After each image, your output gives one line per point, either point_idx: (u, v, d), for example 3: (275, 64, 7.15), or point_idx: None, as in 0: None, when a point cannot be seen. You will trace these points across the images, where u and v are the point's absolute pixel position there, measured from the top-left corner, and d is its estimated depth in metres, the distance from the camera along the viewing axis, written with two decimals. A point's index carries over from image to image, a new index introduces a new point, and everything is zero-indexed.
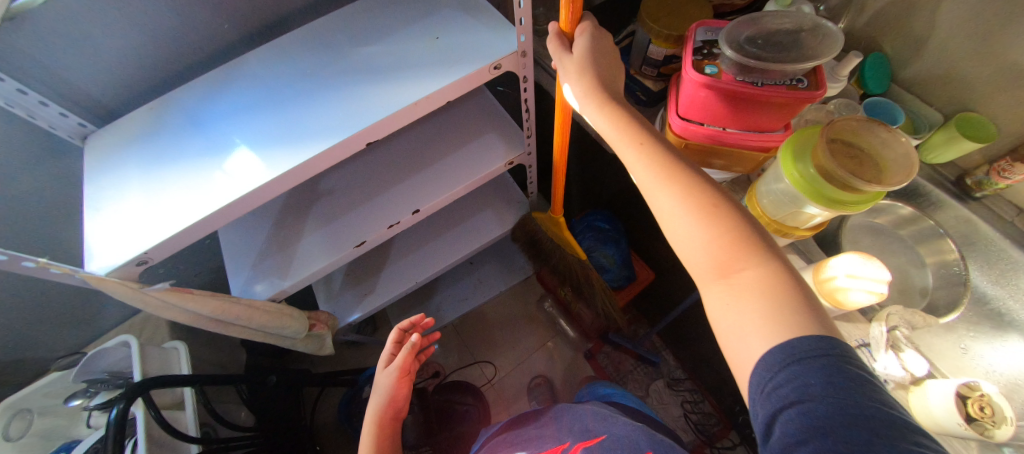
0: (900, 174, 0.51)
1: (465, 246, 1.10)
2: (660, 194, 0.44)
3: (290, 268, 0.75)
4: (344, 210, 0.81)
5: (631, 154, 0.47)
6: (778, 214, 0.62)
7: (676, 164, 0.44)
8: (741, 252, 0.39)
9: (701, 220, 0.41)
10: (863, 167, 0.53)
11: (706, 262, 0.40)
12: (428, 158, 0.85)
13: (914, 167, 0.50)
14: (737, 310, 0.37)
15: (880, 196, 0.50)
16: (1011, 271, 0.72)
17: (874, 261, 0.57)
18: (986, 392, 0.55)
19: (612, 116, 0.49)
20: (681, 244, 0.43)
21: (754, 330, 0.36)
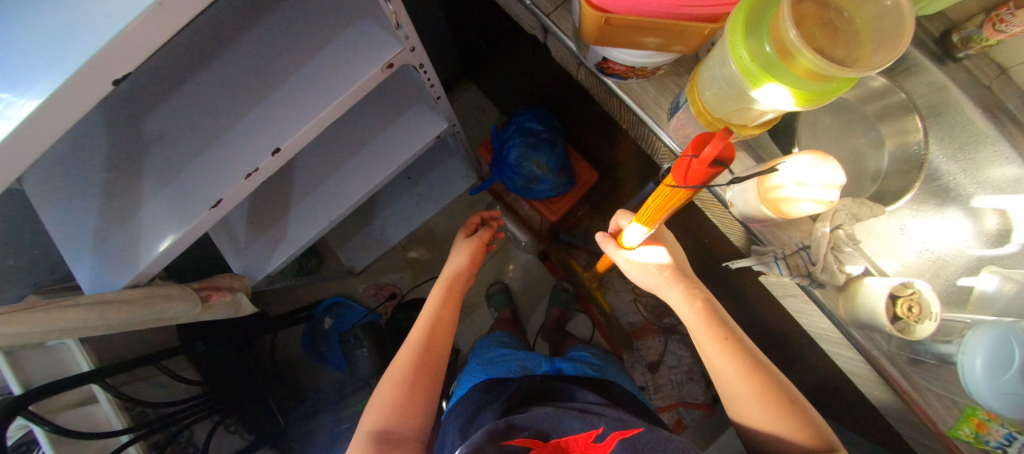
0: (882, 50, 0.37)
1: (381, 171, 0.92)
2: (702, 331, 0.57)
3: (139, 244, 0.60)
4: (185, 159, 0.61)
5: (680, 298, 0.59)
6: (723, 112, 0.49)
7: (713, 310, 0.57)
8: (758, 375, 0.52)
9: (732, 355, 0.54)
10: (840, 41, 0.38)
11: (736, 382, 0.53)
12: (274, 72, 0.61)
13: (905, 38, 0.35)
14: (756, 411, 0.50)
15: (849, 83, 0.37)
16: (971, 145, 0.66)
17: (830, 161, 0.46)
18: (919, 289, 0.52)
19: (662, 268, 0.60)
20: (714, 367, 0.56)
21: (763, 421, 0.49)
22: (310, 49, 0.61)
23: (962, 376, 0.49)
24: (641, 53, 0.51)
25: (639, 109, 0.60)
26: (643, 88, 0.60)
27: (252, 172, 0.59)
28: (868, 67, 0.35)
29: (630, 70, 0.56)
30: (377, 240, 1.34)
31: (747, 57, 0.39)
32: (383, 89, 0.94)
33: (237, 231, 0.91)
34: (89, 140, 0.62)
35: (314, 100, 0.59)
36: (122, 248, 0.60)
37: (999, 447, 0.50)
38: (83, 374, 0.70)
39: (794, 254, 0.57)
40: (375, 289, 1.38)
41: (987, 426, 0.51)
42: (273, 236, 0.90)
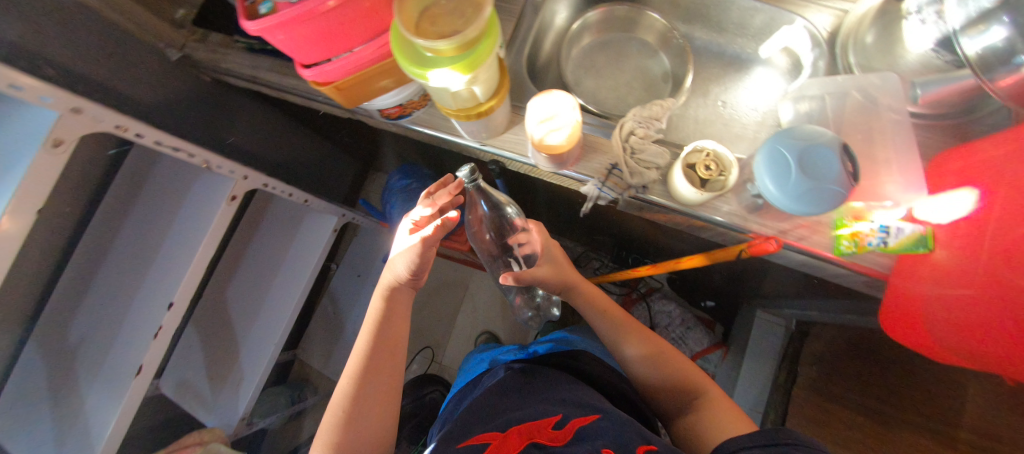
0: (462, 21, 0.47)
1: (307, 262, 0.96)
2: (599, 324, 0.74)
3: (92, 438, 0.66)
4: (103, 352, 0.69)
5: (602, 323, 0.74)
6: (454, 105, 0.56)
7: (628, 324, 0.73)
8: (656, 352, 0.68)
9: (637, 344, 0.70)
10: (459, 13, 0.47)
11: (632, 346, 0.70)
12: (149, 245, 0.71)
13: (468, 12, 0.47)
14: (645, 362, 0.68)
15: (474, 49, 0.46)
16: (725, 15, 0.75)
17: (556, 92, 0.55)
18: (711, 148, 0.58)
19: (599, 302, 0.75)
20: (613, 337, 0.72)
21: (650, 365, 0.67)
22: (169, 212, 0.71)
23: (769, 200, 0.52)
24: (391, 95, 0.63)
25: (434, 131, 0.70)
26: (430, 113, 0.70)
27: (157, 330, 0.67)
28: (465, 36, 0.45)
29: (403, 108, 0.66)
30: (353, 343, 1.37)
31: (413, 68, 0.47)
32: (274, 212, 1.01)
33: (202, 389, 0.94)
34: (33, 363, 0.71)
35: (187, 246, 0.69)
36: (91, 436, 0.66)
37: (879, 242, 0.55)
38: None
39: (610, 177, 0.64)
40: None
41: (860, 230, 0.57)
42: (234, 380, 0.93)
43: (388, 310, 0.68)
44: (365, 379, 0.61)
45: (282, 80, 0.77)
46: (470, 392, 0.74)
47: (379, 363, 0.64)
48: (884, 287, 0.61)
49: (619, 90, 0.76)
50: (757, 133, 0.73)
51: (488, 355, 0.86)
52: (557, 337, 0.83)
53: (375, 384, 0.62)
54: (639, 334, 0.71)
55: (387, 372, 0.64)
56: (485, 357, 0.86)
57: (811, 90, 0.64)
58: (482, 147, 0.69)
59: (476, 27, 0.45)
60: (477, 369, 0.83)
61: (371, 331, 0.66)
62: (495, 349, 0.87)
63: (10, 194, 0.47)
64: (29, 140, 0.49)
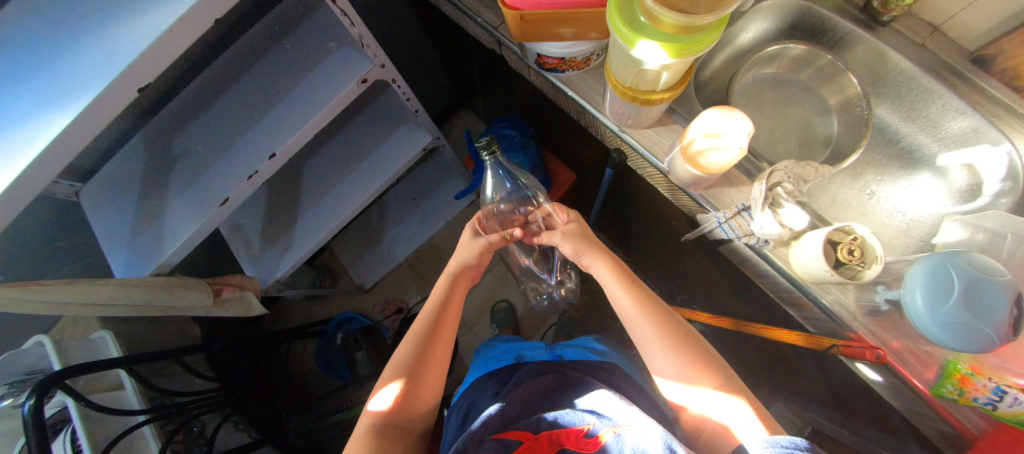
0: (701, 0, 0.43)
1: (388, 168, 0.98)
2: (619, 293, 0.64)
3: (163, 243, 0.70)
4: (199, 173, 0.72)
5: (621, 293, 0.64)
6: (629, 80, 0.54)
7: (650, 303, 0.62)
8: (678, 340, 0.58)
9: (654, 329, 0.60)
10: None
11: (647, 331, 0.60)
12: (272, 92, 0.72)
13: None
14: (657, 355, 0.59)
15: (696, 34, 0.43)
16: (921, 104, 0.68)
17: (736, 113, 0.50)
18: (861, 235, 0.53)
19: (616, 274, 0.66)
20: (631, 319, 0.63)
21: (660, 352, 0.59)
22: (302, 69, 0.72)
23: (909, 314, 0.48)
24: (561, 45, 0.60)
25: (579, 97, 0.67)
26: (581, 79, 0.67)
27: (254, 173, 0.69)
28: (697, 18, 0.41)
29: (562, 62, 0.64)
30: (384, 257, 1.40)
31: (623, 29, 0.45)
32: (376, 108, 1.02)
33: (252, 240, 0.98)
34: (135, 154, 0.75)
35: (307, 107, 0.70)
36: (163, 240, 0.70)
37: (988, 403, 0.50)
38: (117, 357, 0.73)
39: (737, 217, 0.59)
40: (385, 304, 1.41)
41: (972, 381, 0.51)
42: (283, 245, 0.97)
43: (455, 292, 0.70)
44: (425, 344, 0.62)
45: None
46: (499, 388, 0.73)
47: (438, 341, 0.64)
48: (963, 445, 0.57)
49: (773, 135, 0.71)
50: (894, 238, 0.67)
51: (513, 347, 0.84)
52: (589, 344, 0.83)
53: (430, 358, 0.62)
54: (658, 311, 0.62)
55: (442, 351, 0.64)
56: (510, 348, 0.84)
57: (988, 221, 0.57)
58: (618, 133, 0.66)
59: (711, 15, 0.41)
60: (501, 362, 0.81)
61: (435, 306, 0.68)
62: (520, 343, 0.85)
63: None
64: None
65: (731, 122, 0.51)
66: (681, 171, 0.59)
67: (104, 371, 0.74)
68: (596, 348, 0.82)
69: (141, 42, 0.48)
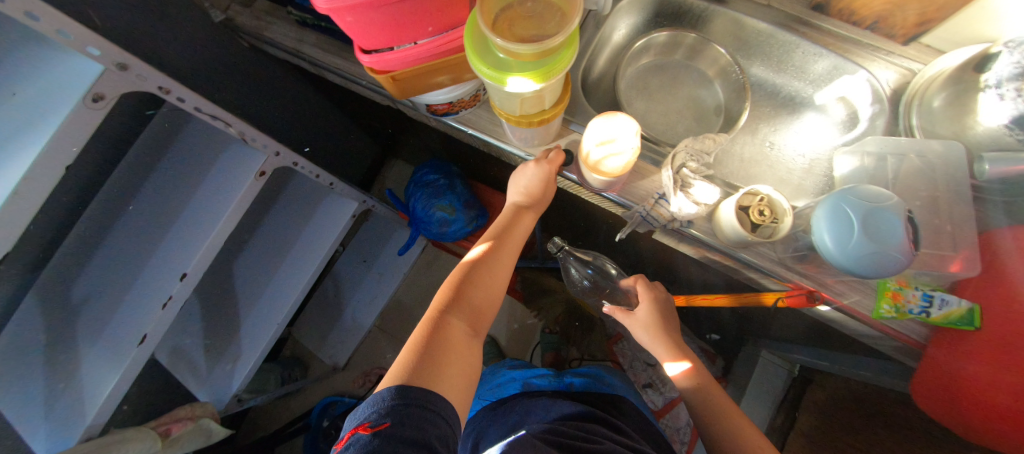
0: (549, 23, 0.44)
1: (323, 245, 0.95)
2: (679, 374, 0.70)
3: (84, 403, 0.63)
4: (106, 316, 0.66)
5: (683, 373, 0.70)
6: (516, 110, 0.54)
7: (711, 384, 0.68)
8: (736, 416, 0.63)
9: (717, 402, 0.65)
10: (541, 15, 0.44)
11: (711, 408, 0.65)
12: (169, 210, 0.69)
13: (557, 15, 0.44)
14: (721, 427, 0.62)
15: (555, 55, 0.44)
16: (786, 56, 0.74)
17: (619, 115, 0.53)
18: (766, 193, 0.56)
19: (671, 348, 0.70)
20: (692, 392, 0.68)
21: (724, 429, 0.62)
22: (195, 180, 0.69)
23: (825, 254, 0.51)
24: (444, 91, 0.60)
25: (479, 133, 0.68)
26: (476, 115, 0.68)
27: (167, 300, 0.64)
28: (549, 42, 0.42)
29: (452, 106, 0.64)
30: (351, 328, 1.35)
31: (488, 70, 0.45)
32: (294, 188, 0.98)
33: (197, 361, 0.91)
34: (29, 318, 0.67)
35: (209, 217, 0.66)
36: (83, 401, 0.63)
37: (922, 311, 0.54)
38: None
39: (657, 206, 0.61)
40: (364, 375, 1.35)
41: (903, 295, 0.56)
42: (232, 356, 0.90)
43: (523, 225, 0.64)
44: (485, 267, 0.59)
45: (326, 58, 0.74)
46: (509, 416, 0.74)
47: (499, 267, 0.60)
48: (917, 354, 0.60)
49: (669, 117, 0.74)
50: (802, 180, 0.71)
51: (520, 376, 0.87)
52: (597, 372, 0.87)
53: (493, 268, 0.59)
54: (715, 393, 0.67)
55: (504, 268, 0.61)
56: (517, 377, 0.86)
57: (871, 146, 0.62)
58: (526, 157, 0.67)
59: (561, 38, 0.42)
60: (509, 390, 0.84)
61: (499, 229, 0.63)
62: (527, 371, 0.87)
63: (41, 145, 0.44)
64: (68, 89, 0.46)
65: (618, 128, 0.53)
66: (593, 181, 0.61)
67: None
68: (607, 379, 0.85)
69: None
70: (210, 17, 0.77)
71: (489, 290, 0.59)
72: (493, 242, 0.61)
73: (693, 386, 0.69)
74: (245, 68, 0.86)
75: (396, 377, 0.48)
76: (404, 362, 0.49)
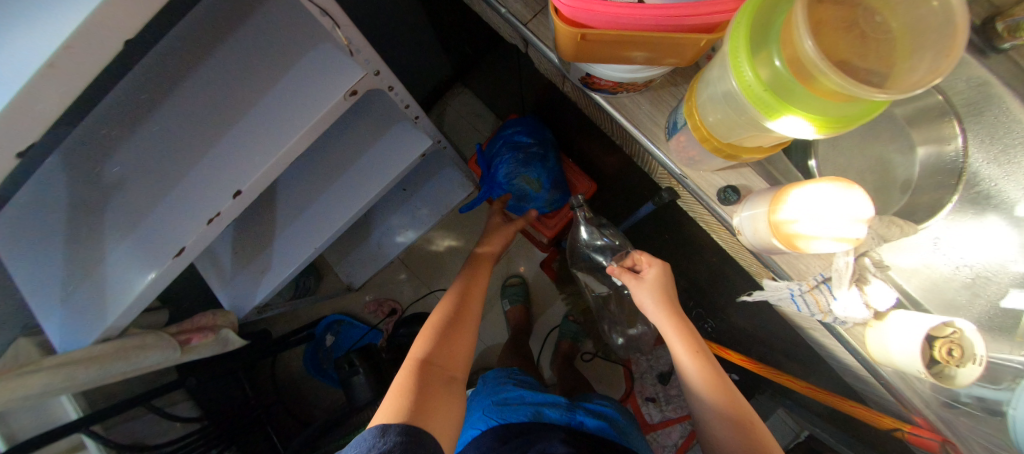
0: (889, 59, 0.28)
1: (381, 176, 0.83)
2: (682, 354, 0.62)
3: (106, 297, 0.56)
4: (143, 206, 0.56)
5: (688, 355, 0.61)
6: (728, 137, 0.40)
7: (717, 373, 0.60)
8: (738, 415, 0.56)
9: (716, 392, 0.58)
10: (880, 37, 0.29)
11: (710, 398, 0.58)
12: (236, 104, 0.56)
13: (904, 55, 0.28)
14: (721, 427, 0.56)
15: (863, 109, 0.29)
16: (1019, 147, 0.59)
17: (856, 189, 0.40)
18: (960, 328, 0.46)
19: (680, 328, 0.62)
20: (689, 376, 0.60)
21: (721, 426, 0.56)
22: (272, 75, 0.55)
23: (1013, 429, 0.43)
24: (625, 68, 0.45)
25: (631, 127, 0.53)
26: (636, 104, 0.53)
27: (214, 216, 0.54)
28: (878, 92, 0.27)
29: (618, 86, 0.49)
30: (374, 255, 1.28)
31: (753, 81, 0.31)
32: (363, 100, 0.84)
33: (222, 260, 0.83)
34: (52, 179, 0.57)
35: (280, 131, 0.54)
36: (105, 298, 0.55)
37: None
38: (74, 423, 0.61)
39: (814, 291, 0.51)
40: (376, 303, 1.31)
41: None
42: (260, 267, 0.83)
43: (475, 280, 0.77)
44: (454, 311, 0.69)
45: None
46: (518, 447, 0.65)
47: (464, 314, 0.69)
48: None
49: (848, 175, 0.61)
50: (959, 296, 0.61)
51: (530, 400, 0.80)
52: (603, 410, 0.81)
53: (463, 319, 0.68)
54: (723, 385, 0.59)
55: (470, 322, 0.69)
56: (527, 400, 0.79)
57: None
58: (676, 176, 0.54)
59: (899, 85, 0.28)
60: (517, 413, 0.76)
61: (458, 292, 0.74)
62: (538, 397, 0.81)
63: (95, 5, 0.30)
64: None
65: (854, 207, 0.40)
66: (765, 241, 0.49)
67: (59, 440, 0.63)
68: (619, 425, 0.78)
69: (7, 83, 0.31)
70: None
71: (462, 334, 0.66)
72: (462, 290, 0.73)
73: (701, 364, 0.60)
74: None
75: (385, 415, 0.50)
76: (394, 399, 0.53)
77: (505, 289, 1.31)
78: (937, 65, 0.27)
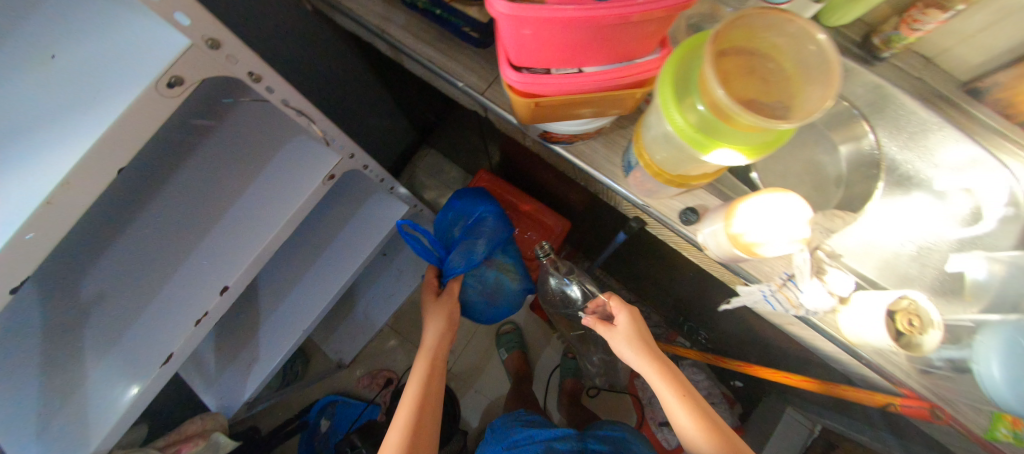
0: (785, 95, 0.35)
1: (363, 247, 0.85)
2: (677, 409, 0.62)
3: (89, 424, 0.53)
4: (124, 320, 0.55)
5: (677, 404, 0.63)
6: (679, 169, 0.45)
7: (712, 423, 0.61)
8: None
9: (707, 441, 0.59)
10: (772, 79, 0.36)
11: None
12: (212, 204, 0.58)
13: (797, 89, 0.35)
14: None
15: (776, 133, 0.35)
16: (919, 133, 0.68)
17: (792, 195, 0.45)
18: (914, 299, 0.51)
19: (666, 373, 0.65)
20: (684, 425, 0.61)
21: None
22: (248, 172, 0.58)
23: (981, 384, 0.47)
24: (578, 123, 0.51)
25: (591, 169, 0.59)
26: (592, 148, 0.59)
27: (202, 316, 0.54)
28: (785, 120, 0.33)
29: (573, 137, 0.55)
30: (363, 326, 1.25)
31: (685, 124, 0.37)
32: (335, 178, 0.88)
33: (206, 360, 0.80)
34: None
35: (264, 222, 0.56)
36: (86, 421, 0.52)
37: None
38: None
39: (783, 289, 0.55)
40: (370, 376, 1.27)
41: None
42: (247, 360, 0.80)
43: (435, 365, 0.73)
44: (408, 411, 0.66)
45: (416, 47, 0.63)
46: None
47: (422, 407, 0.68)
48: None
49: (786, 180, 0.68)
50: (913, 271, 0.67)
51: (538, 435, 0.83)
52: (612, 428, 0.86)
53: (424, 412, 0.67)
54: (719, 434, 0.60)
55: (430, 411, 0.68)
56: (536, 436, 0.82)
57: None
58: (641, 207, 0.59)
59: (807, 109, 0.33)
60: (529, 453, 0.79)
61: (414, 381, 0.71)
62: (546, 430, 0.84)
63: (90, 138, 0.33)
64: (136, 67, 0.35)
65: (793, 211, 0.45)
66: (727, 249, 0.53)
67: None
68: (629, 444, 0.82)
69: (7, 220, 0.33)
70: None
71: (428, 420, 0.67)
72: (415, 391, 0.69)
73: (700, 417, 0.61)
74: None
75: None
76: None
77: (499, 338, 1.30)
78: (822, 95, 0.33)
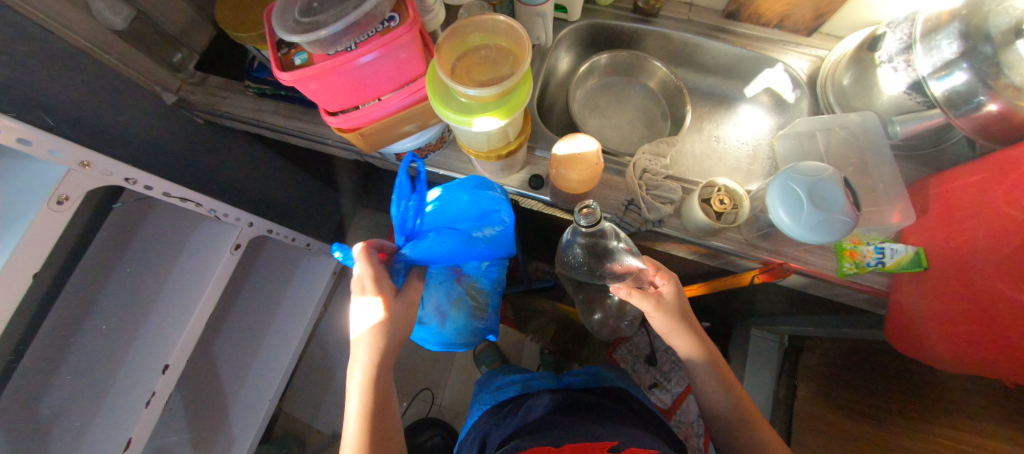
0: (505, 66, 0.47)
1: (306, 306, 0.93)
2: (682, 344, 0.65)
3: None
4: (82, 427, 0.61)
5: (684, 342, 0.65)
6: (485, 146, 0.57)
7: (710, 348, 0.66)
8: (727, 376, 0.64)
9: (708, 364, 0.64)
10: (494, 59, 0.48)
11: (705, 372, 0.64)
12: (140, 302, 0.66)
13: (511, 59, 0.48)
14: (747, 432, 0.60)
15: (513, 94, 0.47)
16: (712, 59, 0.82)
17: (579, 137, 0.57)
18: (722, 184, 0.62)
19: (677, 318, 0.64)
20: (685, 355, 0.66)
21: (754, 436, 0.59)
22: (165, 265, 0.67)
23: (784, 230, 0.56)
24: (412, 139, 0.63)
25: (450, 171, 0.70)
26: (445, 155, 0.71)
27: (150, 397, 0.62)
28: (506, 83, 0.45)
29: (421, 151, 0.66)
30: (346, 390, 1.28)
31: (453, 115, 0.48)
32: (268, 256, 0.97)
33: None
34: None
35: (187, 301, 0.65)
36: None
37: (878, 262, 0.60)
38: None
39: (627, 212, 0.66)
40: None
41: (858, 251, 0.62)
42: (223, 445, 0.84)
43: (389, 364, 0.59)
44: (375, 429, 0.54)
45: (287, 123, 0.75)
46: (507, 415, 0.74)
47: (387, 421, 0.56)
48: (885, 303, 0.65)
49: (623, 129, 0.80)
50: (750, 166, 0.78)
51: (518, 378, 0.86)
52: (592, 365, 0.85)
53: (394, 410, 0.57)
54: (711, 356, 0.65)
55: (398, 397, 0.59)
56: (515, 380, 0.85)
57: (803, 127, 0.69)
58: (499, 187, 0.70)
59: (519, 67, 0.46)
60: (508, 393, 0.83)
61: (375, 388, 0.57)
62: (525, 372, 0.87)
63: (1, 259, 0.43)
64: (27, 198, 0.45)
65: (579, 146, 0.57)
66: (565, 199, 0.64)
67: None
68: (606, 372, 0.83)
69: None
70: (162, 99, 0.75)
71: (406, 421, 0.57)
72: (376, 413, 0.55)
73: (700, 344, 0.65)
74: (203, 146, 0.85)
75: None
76: None
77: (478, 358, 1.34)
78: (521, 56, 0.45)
